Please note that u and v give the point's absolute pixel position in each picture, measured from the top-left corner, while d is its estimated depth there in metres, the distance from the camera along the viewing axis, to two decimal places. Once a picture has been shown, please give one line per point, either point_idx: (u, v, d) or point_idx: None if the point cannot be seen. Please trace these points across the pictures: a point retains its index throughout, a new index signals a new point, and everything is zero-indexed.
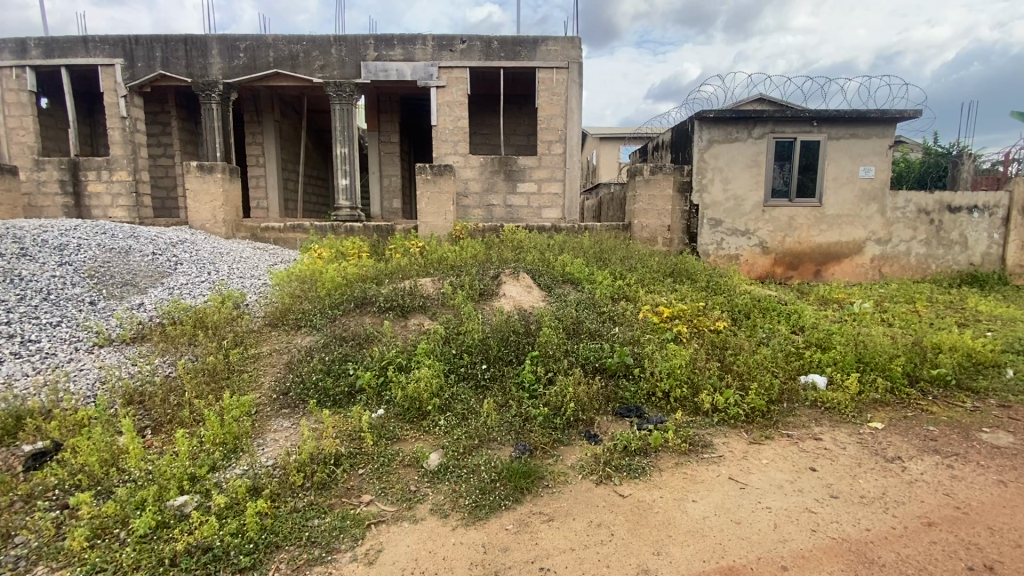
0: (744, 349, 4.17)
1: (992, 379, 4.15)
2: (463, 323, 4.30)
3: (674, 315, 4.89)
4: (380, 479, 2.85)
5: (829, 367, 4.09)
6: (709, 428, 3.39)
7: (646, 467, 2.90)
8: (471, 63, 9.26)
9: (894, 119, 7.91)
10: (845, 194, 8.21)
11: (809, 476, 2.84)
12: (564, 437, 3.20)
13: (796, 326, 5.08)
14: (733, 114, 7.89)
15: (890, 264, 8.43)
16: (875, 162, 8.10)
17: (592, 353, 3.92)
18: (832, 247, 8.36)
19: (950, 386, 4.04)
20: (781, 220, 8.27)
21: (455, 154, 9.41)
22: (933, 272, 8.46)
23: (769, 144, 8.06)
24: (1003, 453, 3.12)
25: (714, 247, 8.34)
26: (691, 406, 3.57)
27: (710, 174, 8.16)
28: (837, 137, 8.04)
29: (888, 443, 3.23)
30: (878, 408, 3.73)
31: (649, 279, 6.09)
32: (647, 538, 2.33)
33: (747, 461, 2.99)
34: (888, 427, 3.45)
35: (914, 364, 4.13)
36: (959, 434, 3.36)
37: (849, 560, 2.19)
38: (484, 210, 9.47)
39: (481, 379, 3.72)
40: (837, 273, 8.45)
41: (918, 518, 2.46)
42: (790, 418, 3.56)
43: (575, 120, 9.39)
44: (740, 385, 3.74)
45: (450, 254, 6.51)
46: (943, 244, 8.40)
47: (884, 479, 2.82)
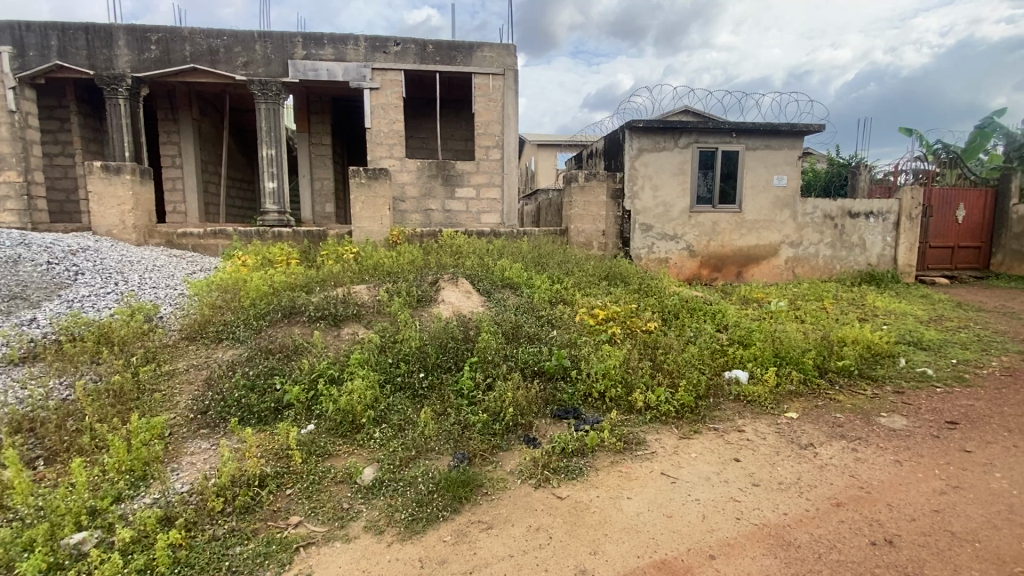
0: (673, 348, 4.38)
1: (888, 368, 4.61)
2: (400, 330, 4.20)
3: (609, 317, 5.04)
4: (309, 498, 2.70)
5: (749, 363, 4.37)
6: (643, 426, 3.50)
7: (584, 468, 2.95)
8: (405, 66, 9.11)
9: (802, 132, 8.61)
10: (762, 201, 8.83)
11: (734, 467, 2.99)
12: (503, 443, 3.19)
13: (721, 324, 5.40)
14: (661, 124, 8.27)
15: (801, 265, 9.15)
16: (787, 171, 8.77)
17: (531, 357, 3.97)
18: (751, 249, 8.95)
19: (853, 376, 4.43)
20: (706, 226, 8.75)
21: (391, 158, 9.21)
22: (838, 271, 9.27)
23: (694, 154, 8.51)
24: (898, 434, 3.45)
25: (646, 251, 8.69)
26: (625, 405, 3.68)
27: (641, 181, 8.50)
28: (753, 148, 8.62)
29: (802, 431, 3.49)
30: (793, 398, 4.02)
31: (586, 282, 6.24)
32: (585, 539, 2.36)
33: (678, 456, 3.12)
34: (802, 416, 3.73)
35: (822, 357, 4.50)
36: (861, 420, 3.68)
37: (770, 544, 2.31)
38: (422, 215, 9.30)
39: (419, 388, 3.64)
40: (756, 275, 9.06)
41: (828, 499, 2.66)
42: (717, 412, 3.76)
43: (512, 127, 9.48)
44: (670, 382, 3.91)
45: (386, 260, 6.34)
46: (845, 246, 9.23)
47: (799, 465, 3.03)
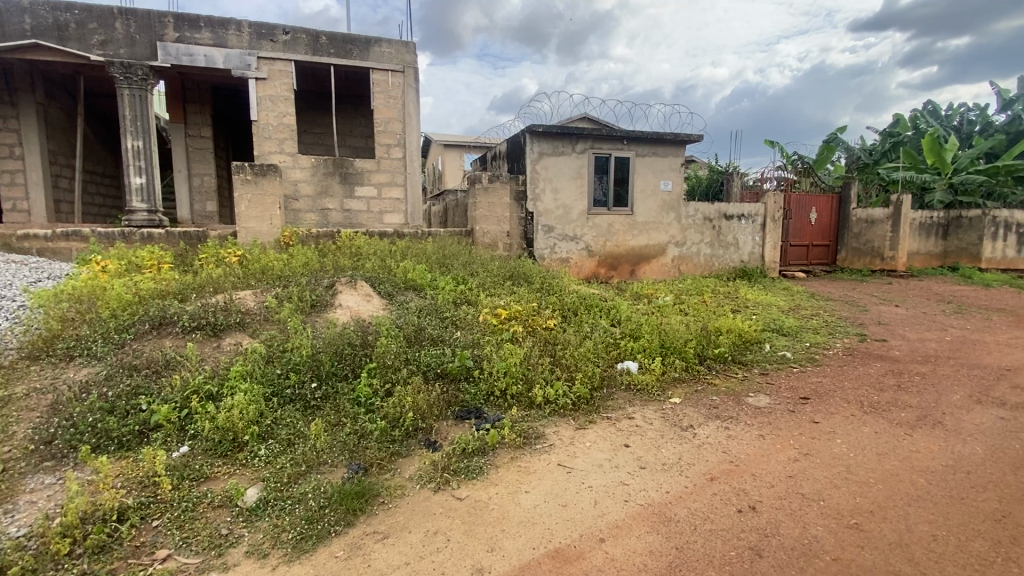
0: (571, 343, 4.59)
1: (756, 353, 5.19)
2: (290, 339, 3.94)
3: (512, 317, 5.13)
4: (181, 528, 2.44)
5: (639, 354, 4.70)
6: (542, 421, 3.61)
7: (484, 466, 2.98)
8: (296, 56, 8.57)
9: (683, 141, 9.41)
10: (651, 204, 9.52)
11: (624, 452, 3.20)
12: (402, 449, 3.12)
13: (615, 319, 5.73)
14: (559, 130, 8.59)
15: (686, 263, 10.00)
16: (672, 177, 9.53)
17: (433, 359, 3.94)
18: (643, 249, 9.61)
19: (728, 361, 4.92)
20: (603, 227, 9.24)
21: (282, 154, 8.61)
22: (716, 268, 10.26)
23: (590, 159, 8.95)
24: (762, 411, 3.90)
25: (549, 251, 8.97)
26: (526, 401, 3.78)
27: (542, 183, 8.77)
28: (642, 154, 9.26)
29: (683, 414, 3.82)
30: (676, 384, 4.39)
31: (490, 282, 6.30)
32: (482, 538, 2.37)
33: (574, 446, 3.26)
34: (684, 400, 4.08)
35: (702, 346, 4.96)
36: (733, 401, 4.10)
37: (653, 522, 2.48)
38: (318, 214, 8.80)
39: (311, 399, 3.46)
40: (647, 272, 9.74)
41: (704, 474, 2.93)
42: (610, 401, 3.99)
43: (413, 126, 9.29)
44: (568, 376, 4.08)
45: (276, 262, 5.92)
46: (722, 245, 10.24)
47: (680, 446, 3.31)
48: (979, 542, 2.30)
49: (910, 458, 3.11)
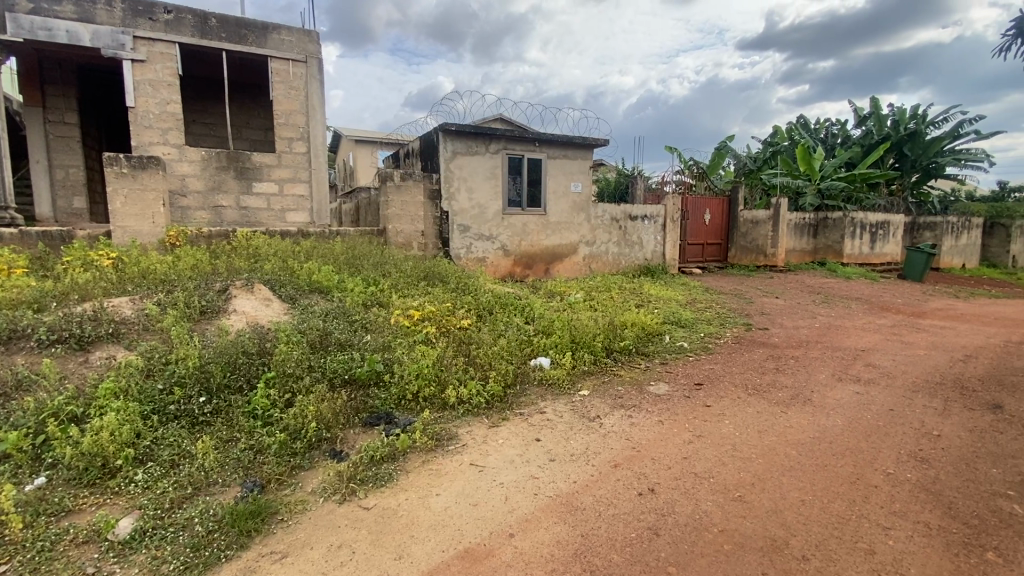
0: (485, 342, 4.61)
1: (658, 344, 5.55)
2: (174, 349, 3.58)
3: (425, 317, 5.04)
4: (35, 571, 2.13)
5: (551, 350, 4.84)
6: (455, 421, 3.59)
7: (393, 472, 2.90)
8: (180, 38, 7.77)
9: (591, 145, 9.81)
10: (563, 205, 9.82)
11: (535, 447, 3.27)
12: (304, 462, 2.96)
13: (529, 317, 5.85)
14: (472, 129, 8.58)
15: (596, 261, 10.46)
16: (581, 179, 9.90)
17: (340, 365, 3.76)
18: (556, 248, 9.89)
19: (632, 353, 5.21)
20: (517, 227, 9.38)
21: (165, 145, 7.79)
22: (623, 265, 10.83)
23: (503, 159, 9.04)
24: (661, 398, 4.18)
25: (465, 251, 8.93)
26: (439, 403, 3.74)
27: (456, 182, 8.71)
28: (553, 156, 9.52)
29: (591, 405, 3.98)
30: (586, 377, 4.57)
31: (403, 283, 6.15)
32: (390, 546, 2.31)
33: (486, 444, 3.28)
34: (592, 392, 4.26)
35: (609, 339, 5.21)
36: (637, 390, 4.35)
37: (562, 512, 2.56)
38: (210, 212, 8.08)
39: (199, 415, 3.17)
40: (560, 271, 10.03)
41: (609, 462, 3.08)
42: (523, 398, 4.06)
43: (318, 119, 8.80)
44: (482, 376, 4.09)
45: (161, 265, 5.35)
46: (628, 244, 10.83)
47: (588, 436, 3.45)
48: (838, 502, 2.63)
49: (785, 433, 3.49)
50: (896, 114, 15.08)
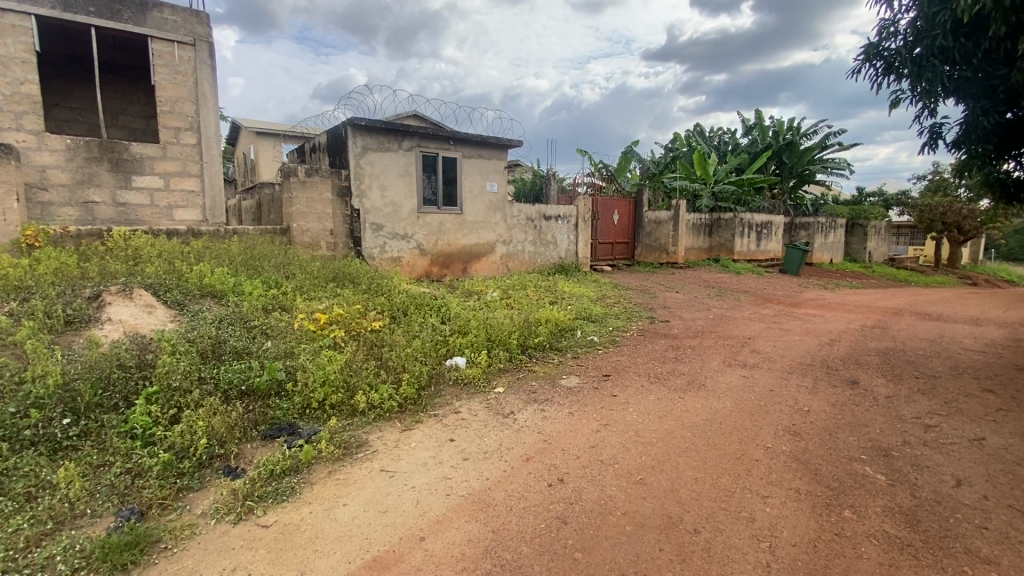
0: (397, 344, 4.50)
1: (571, 339, 5.74)
2: (31, 366, 3.13)
3: (332, 321, 4.82)
4: None
5: (466, 350, 4.83)
6: (365, 427, 3.47)
7: (296, 486, 2.75)
8: (36, 9, 6.77)
9: (505, 145, 9.93)
10: (479, 204, 9.84)
11: (449, 447, 3.25)
12: (193, 483, 2.72)
13: (444, 317, 5.80)
14: (383, 125, 8.33)
15: (512, 260, 10.60)
16: (497, 179, 9.99)
17: (236, 375, 3.50)
18: (472, 247, 9.88)
19: (546, 349, 5.35)
20: (433, 226, 9.25)
21: (18, 131, 6.75)
22: (539, 264, 11.08)
23: (417, 157, 8.87)
24: (572, 391, 4.33)
25: (378, 250, 8.65)
26: (348, 409, 3.60)
27: (367, 180, 8.41)
28: (468, 155, 9.50)
29: (506, 402, 4.03)
30: (501, 374, 4.62)
31: (309, 285, 5.83)
32: (291, 563, 2.18)
33: (398, 449, 3.20)
34: (507, 389, 4.31)
35: (524, 336, 5.31)
36: (549, 384, 4.47)
37: (474, 510, 2.56)
38: (79, 209, 7.14)
39: (63, 440, 2.80)
40: (477, 270, 10.04)
41: (521, 457, 3.13)
42: (438, 399, 4.01)
43: (211, 108, 8.07)
44: (394, 379, 3.99)
45: (14, 269, 4.63)
46: (543, 243, 11.10)
47: (501, 432, 3.48)
48: (726, 477, 2.89)
49: (683, 417, 3.77)
50: (776, 125, 16.82)
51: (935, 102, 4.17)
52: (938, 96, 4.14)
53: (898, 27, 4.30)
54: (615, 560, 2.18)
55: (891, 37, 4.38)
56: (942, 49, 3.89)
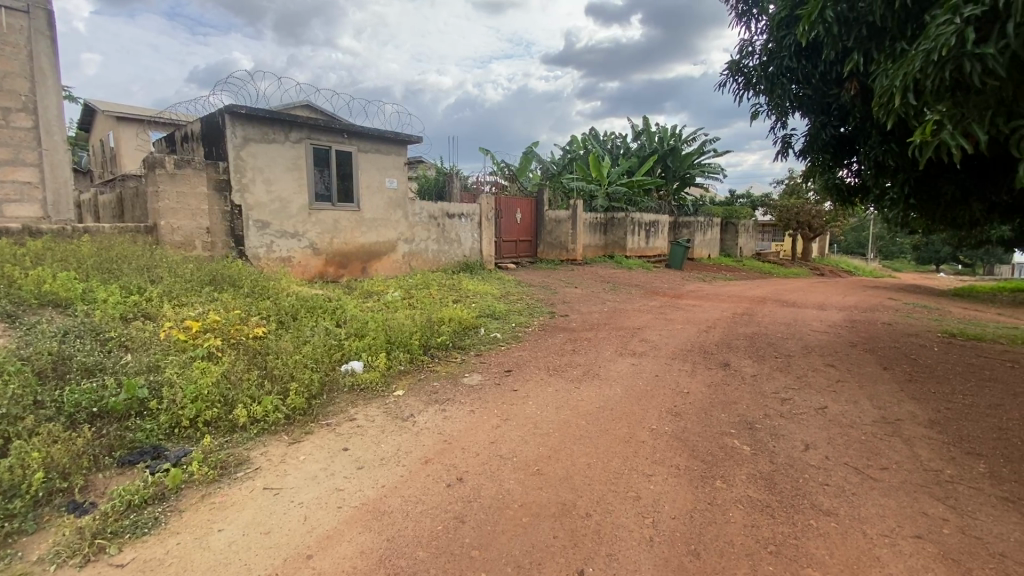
0: (284, 351, 4.21)
1: (474, 337, 5.74)
2: None
3: (206, 329, 4.38)
4: None
5: (362, 353, 4.63)
6: (246, 443, 3.19)
7: (161, 515, 2.45)
8: None
9: (405, 141, 9.67)
10: (377, 201, 9.48)
11: (342, 457, 3.08)
12: (25, 526, 2.31)
13: (339, 320, 5.51)
14: (267, 114, 7.72)
15: (415, 259, 10.35)
16: (396, 175, 9.69)
17: (84, 396, 3.05)
18: (372, 246, 9.50)
19: (449, 348, 5.29)
20: (327, 223, 8.75)
21: None
22: (443, 262, 10.95)
23: (307, 150, 8.32)
24: (474, 389, 4.31)
25: (264, 250, 8.00)
26: (226, 425, 3.28)
27: (250, 173, 7.75)
28: (364, 150, 9.11)
29: (406, 405, 3.91)
30: (401, 377, 4.48)
31: (181, 289, 5.24)
32: None
33: (285, 464, 2.98)
34: (407, 391, 4.18)
35: (426, 336, 5.21)
36: (451, 383, 4.42)
37: (368, 520, 2.46)
38: None
39: None
40: (378, 269, 9.67)
41: (420, 460, 3.06)
42: (331, 407, 3.80)
43: (52, 87, 6.91)
44: (280, 389, 3.72)
45: None
46: (446, 242, 10.99)
47: (400, 437, 3.38)
48: (616, 460, 3.06)
49: (579, 407, 3.92)
50: (660, 132, 18.20)
51: (784, 115, 4.74)
52: (786, 111, 4.72)
53: (754, 47, 4.84)
54: (511, 553, 2.21)
55: (749, 56, 4.92)
56: (788, 69, 4.43)
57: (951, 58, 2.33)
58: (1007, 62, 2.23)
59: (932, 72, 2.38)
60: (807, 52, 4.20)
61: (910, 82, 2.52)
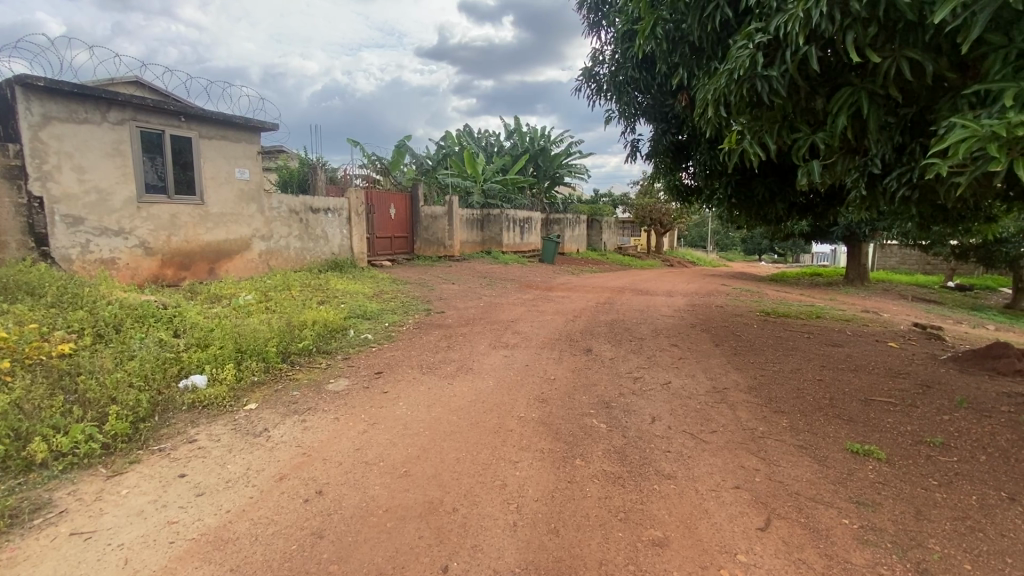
0: (100, 371, 3.60)
1: (341, 339, 5.42)
2: None
3: None
4: None
5: (206, 366, 4.13)
6: (47, 482, 2.66)
7: None
8: None
9: (257, 128, 8.77)
10: (225, 194, 8.48)
11: (178, 485, 2.71)
12: None
13: (177, 329, 4.85)
14: (75, 90, 6.48)
15: (274, 257, 9.49)
16: (248, 165, 8.75)
17: None
18: (221, 244, 8.50)
19: (313, 353, 4.93)
20: (162, 219, 7.63)
21: None
22: (308, 261, 10.20)
23: (133, 133, 7.16)
24: (340, 394, 4.07)
25: (77, 251, 6.73)
26: (17, 465, 2.71)
27: (54, 159, 6.45)
28: (208, 136, 8.09)
29: (259, 419, 3.56)
30: (254, 389, 4.06)
31: None
32: None
33: (102, 501, 2.54)
34: (261, 404, 3.80)
35: (284, 342, 4.80)
36: (314, 391, 4.11)
37: (208, 551, 2.20)
38: None
39: None
40: (229, 270, 8.70)
41: (273, 477, 2.81)
42: (165, 429, 3.32)
43: None
44: (94, 416, 3.17)
45: None
46: (311, 238, 10.25)
47: (251, 454, 3.06)
48: (485, 452, 3.12)
49: (450, 403, 3.92)
50: (531, 132, 18.94)
51: (631, 120, 5.19)
52: (632, 116, 5.16)
53: (604, 56, 5.24)
54: (374, 560, 2.14)
55: (600, 64, 5.31)
56: (632, 79, 4.84)
57: (747, 78, 2.73)
58: (786, 84, 2.66)
59: (734, 89, 2.76)
60: (646, 64, 4.61)
61: (719, 97, 2.90)
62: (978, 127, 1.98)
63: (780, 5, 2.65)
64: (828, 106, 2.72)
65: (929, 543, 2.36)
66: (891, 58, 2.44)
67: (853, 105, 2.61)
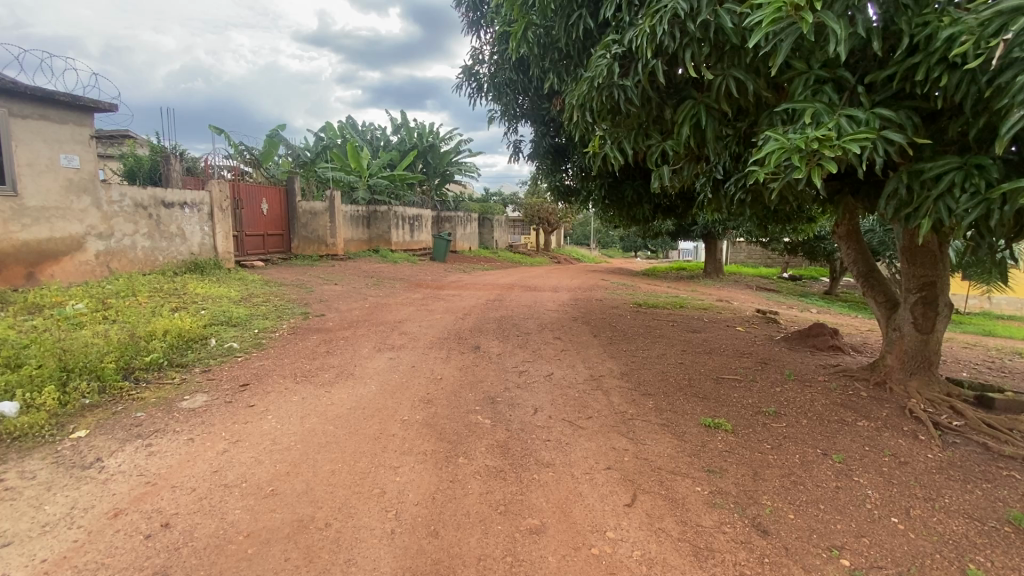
0: None
1: (200, 350, 4.84)
2: None
3: None
4: None
5: (17, 390, 3.45)
6: None
7: None
8: None
9: (89, 108, 7.48)
10: (48, 184, 7.13)
11: None
12: None
13: None
14: None
15: (116, 259, 8.21)
16: (79, 152, 7.42)
17: None
18: (43, 244, 7.15)
19: (163, 367, 4.34)
20: None
21: None
22: (160, 262, 8.99)
23: None
24: (196, 412, 3.63)
25: None
26: None
27: None
28: (20, 114, 6.76)
29: (90, 448, 3.05)
30: (84, 413, 3.47)
31: None
32: None
33: None
34: (93, 431, 3.25)
35: (125, 357, 4.17)
36: (163, 411, 3.61)
37: None
38: None
39: None
40: (56, 274, 7.33)
41: (106, 514, 2.42)
42: None
43: None
44: None
45: None
46: (164, 237, 9.05)
47: (77, 491, 2.61)
48: (363, 460, 2.99)
49: (327, 412, 3.70)
50: (419, 128, 18.61)
51: (511, 120, 5.30)
52: (513, 117, 5.28)
53: (484, 56, 5.29)
54: None
55: (480, 64, 5.36)
56: (511, 81, 4.95)
57: (606, 85, 2.93)
58: (639, 94, 2.90)
59: (595, 95, 2.95)
60: (522, 67, 4.73)
61: (583, 102, 3.08)
62: (786, 140, 2.31)
63: (633, 20, 2.88)
64: (675, 116, 3.01)
65: (762, 500, 2.73)
66: (721, 76, 2.76)
67: (694, 116, 2.92)
